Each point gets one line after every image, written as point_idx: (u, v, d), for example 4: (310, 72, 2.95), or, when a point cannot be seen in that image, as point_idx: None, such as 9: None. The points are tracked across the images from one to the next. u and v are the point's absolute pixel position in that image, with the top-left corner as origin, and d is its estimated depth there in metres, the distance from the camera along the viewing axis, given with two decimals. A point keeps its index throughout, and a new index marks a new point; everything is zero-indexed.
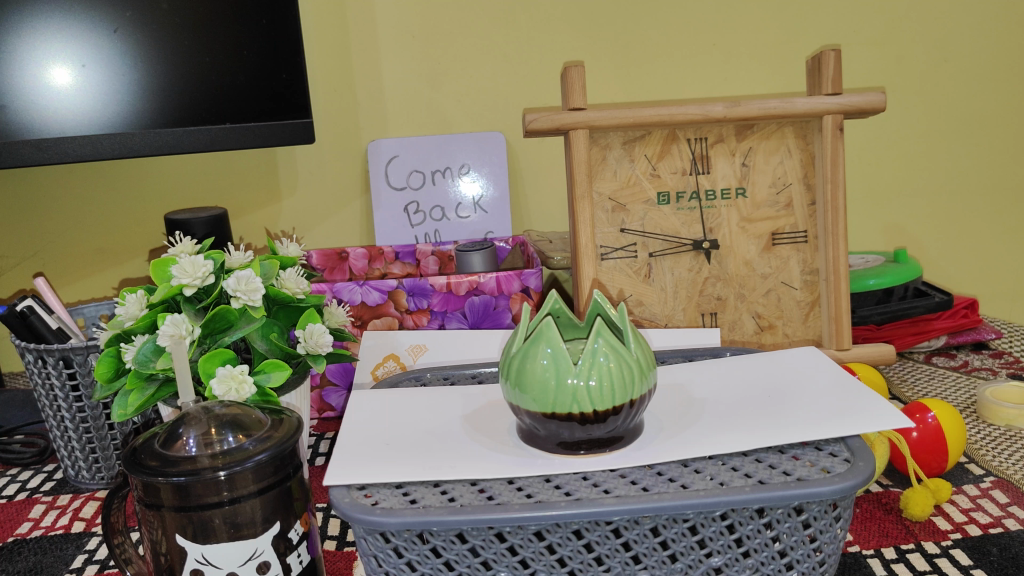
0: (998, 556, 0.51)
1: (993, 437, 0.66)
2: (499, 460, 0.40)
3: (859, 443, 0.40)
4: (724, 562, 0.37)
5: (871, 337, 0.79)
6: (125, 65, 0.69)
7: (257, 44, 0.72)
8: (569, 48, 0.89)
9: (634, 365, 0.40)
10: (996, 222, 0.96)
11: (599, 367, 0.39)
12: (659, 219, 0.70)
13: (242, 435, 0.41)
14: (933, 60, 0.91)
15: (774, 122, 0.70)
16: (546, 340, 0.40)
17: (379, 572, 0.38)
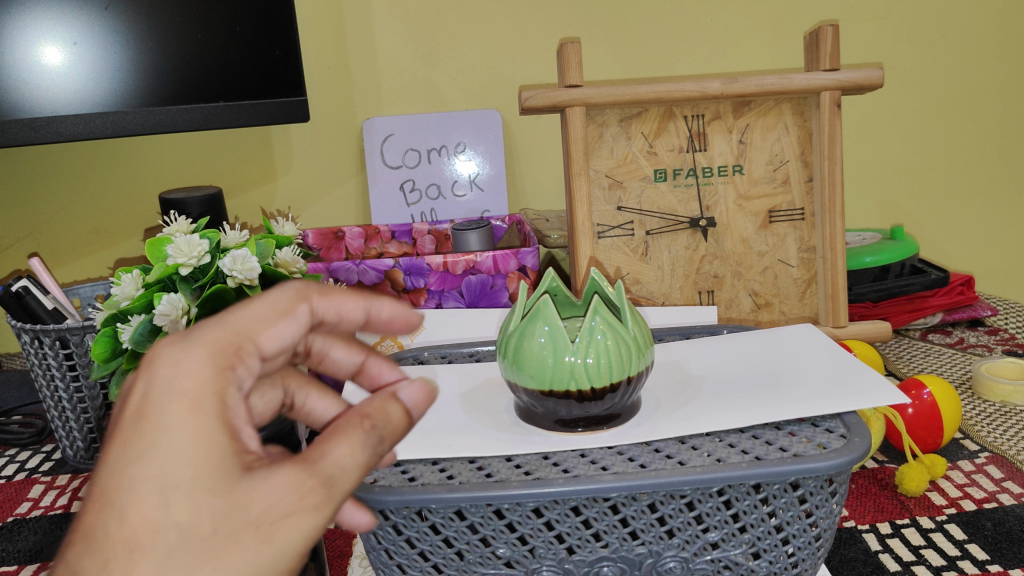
0: (992, 531, 0.52)
1: (988, 413, 0.66)
2: (497, 440, 0.40)
3: (855, 419, 0.40)
4: (721, 537, 0.37)
5: (867, 315, 0.79)
6: (117, 43, 0.68)
7: (250, 21, 0.72)
8: (564, 24, 0.88)
9: (631, 343, 0.40)
10: (993, 200, 0.96)
11: (596, 345, 0.39)
12: (655, 197, 0.70)
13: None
14: (931, 35, 0.90)
15: (772, 99, 0.70)
16: (544, 318, 0.40)
17: (378, 549, 0.38)
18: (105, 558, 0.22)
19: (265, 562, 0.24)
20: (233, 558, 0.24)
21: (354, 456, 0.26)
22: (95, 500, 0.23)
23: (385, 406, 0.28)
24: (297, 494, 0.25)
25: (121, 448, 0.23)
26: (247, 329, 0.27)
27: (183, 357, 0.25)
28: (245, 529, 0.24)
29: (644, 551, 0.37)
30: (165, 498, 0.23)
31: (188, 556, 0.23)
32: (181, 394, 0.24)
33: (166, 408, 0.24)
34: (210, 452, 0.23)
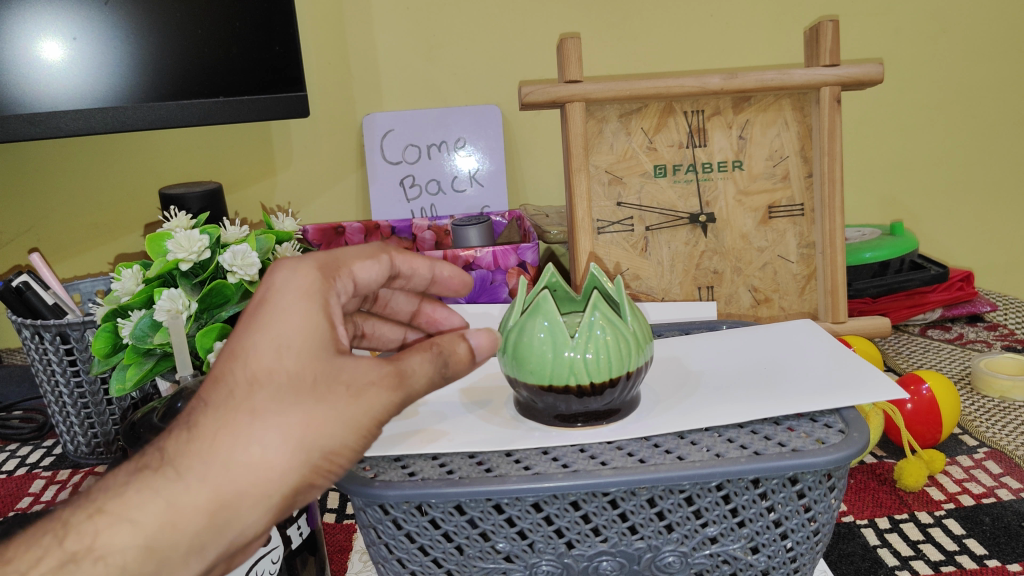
0: (990, 526, 0.52)
1: (987, 408, 0.66)
2: (497, 436, 0.40)
3: (853, 414, 0.40)
4: (720, 531, 0.38)
5: (867, 310, 0.79)
6: (117, 38, 0.68)
7: (250, 17, 0.71)
8: (565, 19, 0.88)
9: (629, 338, 0.40)
10: (993, 195, 0.96)
11: (596, 340, 0.39)
12: (655, 192, 0.70)
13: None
14: (932, 30, 0.90)
15: (772, 94, 0.70)
16: (543, 314, 0.40)
17: (377, 543, 0.38)
18: (231, 387, 0.30)
19: (350, 420, 0.31)
20: (326, 410, 0.30)
21: (425, 368, 0.34)
22: (226, 351, 0.31)
23: (456, 343, 0.35)
24: (379, 376, 0.32)
25: (248, 321, 0.31)
26: (346, 256, 0.36)
27: (303, 263, 0.33)
28: (337, 388, 0.31)
29: (644, 545, 0.37)
30: (279, 355, 0.30)
31: (294, 396, 0.30)
32: (297, 284, 0.32)
33: (285, 292, 0.31)
34: (315, 326, 0.31)
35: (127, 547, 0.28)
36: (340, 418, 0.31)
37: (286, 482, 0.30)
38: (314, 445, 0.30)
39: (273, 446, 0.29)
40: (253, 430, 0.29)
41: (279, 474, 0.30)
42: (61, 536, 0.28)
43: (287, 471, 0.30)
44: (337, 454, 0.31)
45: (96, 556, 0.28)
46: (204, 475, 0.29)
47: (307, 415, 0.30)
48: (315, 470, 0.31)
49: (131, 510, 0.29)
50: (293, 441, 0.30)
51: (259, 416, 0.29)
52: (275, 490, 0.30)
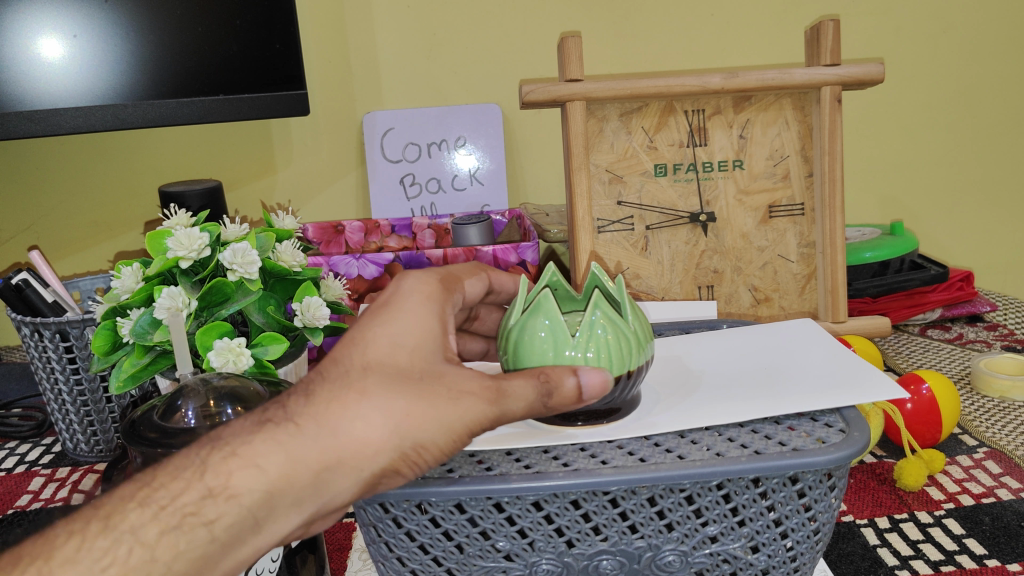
0: (990, 525, 0.52)
1: (987, 409, 0.66)
2: (501, 435, 0.40)
3: (854, 414, 0.40)
4: (720, 531, 0.38)
5: (867, 310, 0.79)
6: (116, 35, 0.68)
7: (250, 14, 0.71)
8: (566, 18, 0.88)
9: (631, 337, 0.40)
10: (992, 196, 0.96)
11: (596, 338, 0.39)
12: (656, 191, 0.70)
13: (239, 407, 0.41)
14: (933, 30, 0.90)
15: (773, 93, 0.70)
16: (545, 313, 0.40)
17: (378, 541, 0.38)
18: (345, 368, 0.34)
19: (443, 420, 0.33)
20: (425, 406, 0.33)
21: (524, 392, 0.36)
22: (346, 339, 0.35)
23: (563, 376, 0.37)
24: (479, 386, 0.35)
25: (373, 316, 0.36)
26: (459, 275, 0.43)
27: (426, 276, 0.39)
28: (439, 387, 0.34)
29: (644, 544, 0.37)
30: (395, 350, 0.34)
31: (399, 385, 0.33)
32: (418, 292, 0.37)
33: (407, 299, 0.37)
34: (428, 329, 0.35)
35: (255, 486, 0.31)
36: (436, 417, 0.33)
37: (378, 461, 0.32)
38: (407, 434, 0.33)
39: (378, 424, 0.32)
40: (362, 406, 0.32)
41: (373, 452, 0.32)
42: (201, 471, 0.31)
43: (382, 450, 0.32)
44: (426, 449, 0.33)
45: (229, 493, 0.31)
46: (325, 439, 0.32)
47: (408, 407, 0.33)
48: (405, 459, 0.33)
49: (257, 456, 0.31)
50: (392, 424, 0.33)
51: (367, 395, 0.33)
52: (369, 468, 0.32)
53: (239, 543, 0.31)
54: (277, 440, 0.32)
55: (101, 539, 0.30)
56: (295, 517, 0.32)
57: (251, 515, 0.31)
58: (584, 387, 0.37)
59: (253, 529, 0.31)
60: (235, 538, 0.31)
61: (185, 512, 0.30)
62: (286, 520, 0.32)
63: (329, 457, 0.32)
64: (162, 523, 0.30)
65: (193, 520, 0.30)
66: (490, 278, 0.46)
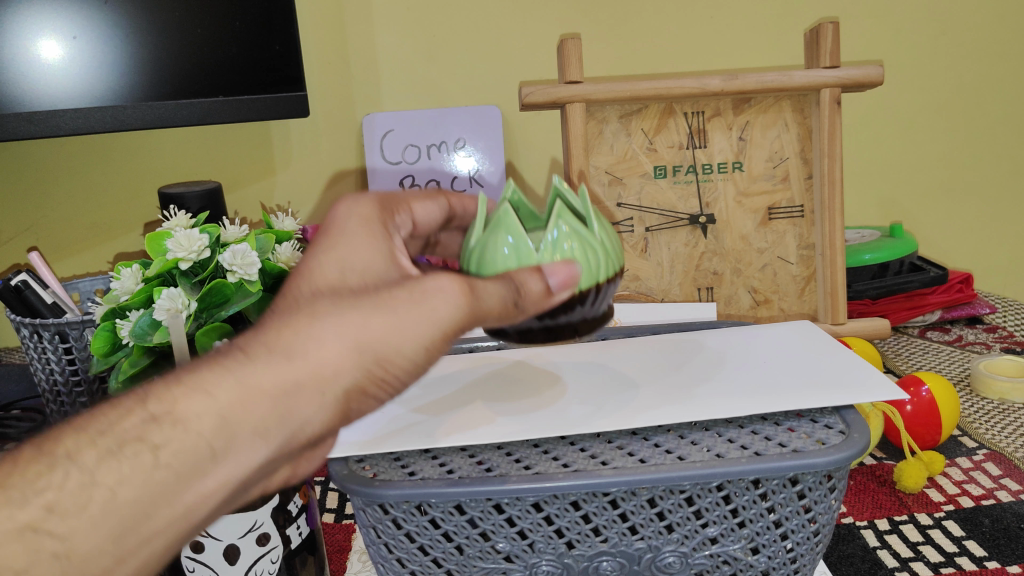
0: (990, 528, 0.52)
1: (986, 411, 0.66)
2: (491, 422, 0.40)
3: (854, 416, 0.39)
4: (720, 532, 0.37)
5: (866, 312, 0.80)
6: (116, 38, 0.68)
7: (249, 15, 0.71)
8: (566, 21, 0.88)
9: (597, 249, 0.39)
10: (991, 199, 0.97)
11: (562, 253, 0.38)
12: (655, 193, 0.71)
13: None
14: (931, 33, 0.90)
15: (772, 95, 0.70)
16: (506, 230, 0.39)
17: (378, 543, 0.38)
18: (294, 298, 0.35)
19: (408, 327, 0.33)
20: (383, 314, 0.33)
21: (497, 291, 0.35)
22: (296, 273, 0.36)
23: (530, 278, 0.36)
24: (436, 288, 0.35)
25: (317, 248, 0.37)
26: (404, 201, 0.45)
27: (361, 203, 0.40)
28: (395, 294, 0.34)
29: (644, 545, 0.37)
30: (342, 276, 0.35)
31: (350, 301, 0.33)
32: (356, 221, 0.39)
33: (347, 227, 0.38)
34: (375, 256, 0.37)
35: (204, 411, 0.30)
36: (398, 322, 0.33)
37: (340, 378, 0.32)
38: (366, 347, 0.33)
39: (334, 340, 0.32)
40: (313, 325, 0.32)
41: (333, 370, 0.32)
42: (144, 400, 0.30)
43: (345, 366, 0.32)
44: (389, 360, 0.33)
45: (174, 417, 0.30)
46: (280, 362, 0.31)
47: (363, 318, 0.33)
48: (371, 376, 0.33)
49: (207, 383, 0.30)
50: (349, 339, 0.33)
51: (318, 316, 0.33)
52: (333, 388, 0.32)
53: (199, 475, 0.30)
54: (228, 368, 0.31)
55: (40, 468, 0.29)
56: (261, 450, 0.31)
57: (204, 443, 0.30)
58: (553, 286, 0.36)
59: (212, 460, 0.30)
60: (189, 471, 0.29)
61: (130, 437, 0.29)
62: (251, 452, 0.31)
63: (289, 380, 0.31)
64: (102, 449, 0.29)
65: (137, 445, 0.29)
66: (450, 204, 0.49)
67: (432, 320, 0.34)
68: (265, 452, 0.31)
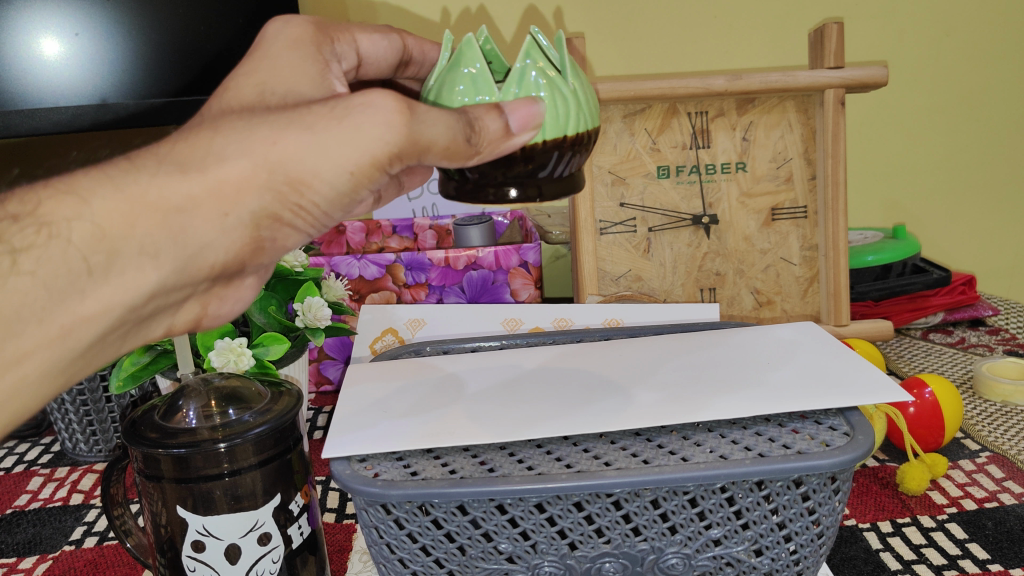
0: (993, 530, 0.52)
1: (989, 413, 0.66)
2: (493, 420, 0.40)
3: (859, 418, 0.39)
4: (724, 534, 0.37)
5: (869, 314, 0.80)
6: (118, 35, 0.67)
7: (250, 12, 0.70)
8: (569, 20, 0.88)
9: (568, 95, 0.35)
10: (994, 201, 0.96)
11: (525, 90, 0.34)
12: (658, 193, 0.71)
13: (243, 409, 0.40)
14: (935, 34, 0.90)
15: (775, 95, 0.70)
16: (468, 62, 0.35)
17: (379, 543, 0.38)
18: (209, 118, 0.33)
19: (329, 146, 0.31)
20: (299, 130, 0.31)
21: (440, 124, 0.32)
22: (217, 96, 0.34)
23: (486, 116, 0.32)
24: (365, 110, 0.31)
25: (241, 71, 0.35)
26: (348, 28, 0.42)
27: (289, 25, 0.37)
28: (315, 111, 0.31)
29: (647, 547, 0.37)
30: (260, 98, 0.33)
31: (262, 116, 0.31)
32: (284, 42, 0.36)
33: (273, 50, 0.36)
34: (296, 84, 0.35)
35: (76, 219, 0.29)
36: (316, 142, 0.31)
37: (247, 201, 0.31)
38: (277, 166, 0.31)
39: (237, 155, 0.30)
40: (216, 141, 0.30)
41: (238, 189, 0.31)
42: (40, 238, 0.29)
43: (251, 184, 0.31)
44: (303, 183, 0.32)
45: (41, 222, 0.29)
46: (175, 176, 0.30)
47: (275, 133, 0.31)
48: (286, 200, 0.32)
49: (93, 196, 0.29)
50: (257, 155, 0.30)
51: (223, 131, 0.31)
52: (238, 209, 0.31)
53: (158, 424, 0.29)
54: (110, 176, 0.30)
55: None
56: (151, 272, 0.30)
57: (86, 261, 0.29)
58: (513, 125, 0.33)
59: (91, 278, 0.29)
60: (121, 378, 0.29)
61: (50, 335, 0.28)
62: (140, 274, 0.30)
63: (183, 196, 0.30)
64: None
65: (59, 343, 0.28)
66: (404, 43, 0.46)
67: (358, 140, 0.31)
68: (157, 276, 0.30)
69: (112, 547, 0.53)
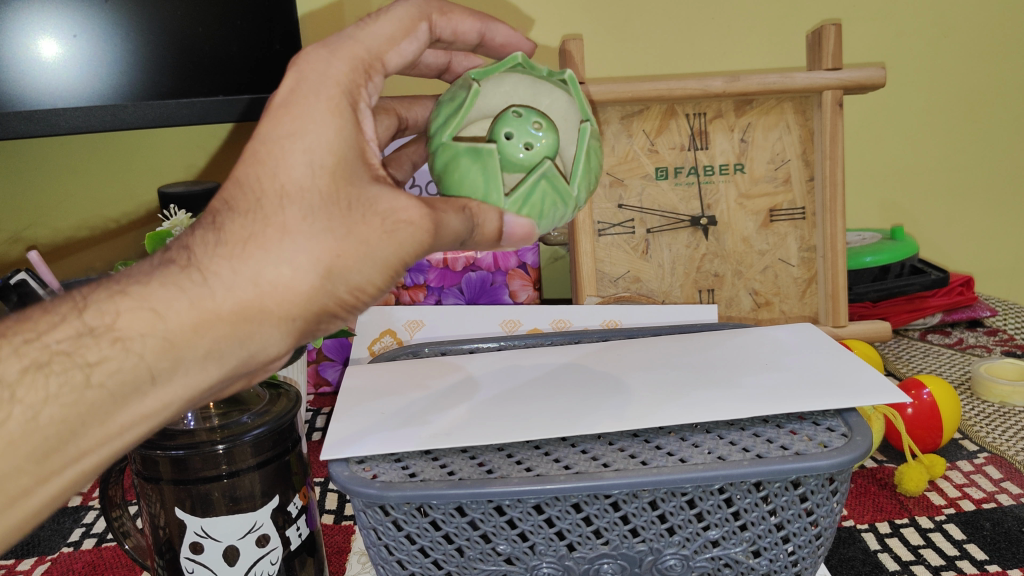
0: (991, 531, 0.52)
1: (987, 414, 0.66)
2: (490, 421, 0.40)
3: (857, 419, 0.39)
4: (722, 535, 0.37)
5: (867, 315, 0.81)
6: (117, 35, 0.66)
7: (249, 14, 0.70)
8: (568, 21, 0.88)
9: (567, 197, 0.37)
10: (991, 201, 0.96)
11: (529, 199, 0.36)
12: (657, 194, 0.71)
13: (260, 414, 0.40)
14: (933, 35, 0.90)
15: (774, 97, 0.70)
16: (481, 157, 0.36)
17: (378, 546, 0.38)
18: (259, 197, 0.31)
19: (381, 253, 0.32)
20: (359, 241, 0.32)
21: (457, 227, 0.34)
22: (251, 156, 0.32)
23: (487, 214, 0.35)
24: (414, 221, 0.33)
25: (278, 124, 0.32)
26: (375, 36, 0.36)
27: (330, 59, 0.34)
28: (372, 220, 0.32)
29: (644, 548, 0.37)
30: (311, 167, 0.31)
31: (324, 219, 0.31)
32: (330, 77, 0.33)
33: (314, 96, 0.33)
34: (350, 145, 0.32)
35: (148, 333, 0.29)
36: (372, 252, 0.32)
37: (309, 306, 0.32)
38: (338, 276, 0.32)
39: (304, 266, 0.31)
40: (283, 246, 0.31)
41: (304, 297, 0.32)
42: (81, 309, 0.30)
43: (314, 293, 0.32)
44: (362, 289, 0.33)
45: (114, 334, 0.29)
46: (240, 282, 0.30)
47: (337, 245, 0.31)
48: (341, 300, 0.33)
49: (153, 299, 0.30)
50: (320, 266, 0.31)
51: (289, 234, 0.31)
52: (301, 315, 0.32)
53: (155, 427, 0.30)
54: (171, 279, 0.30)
55: None
56: (212, 371, 0.31)
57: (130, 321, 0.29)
58: (507, 227, 0.36)
59: (153, 382, 0.30)
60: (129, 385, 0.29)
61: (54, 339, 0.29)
62: (202, 373, 0.31)
63: (251, 303, 0.31)
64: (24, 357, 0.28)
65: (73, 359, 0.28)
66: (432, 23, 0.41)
67: (406, 248, 0.33)
68: (218, 374, 0.32)
69: (110, 550, 0.53)
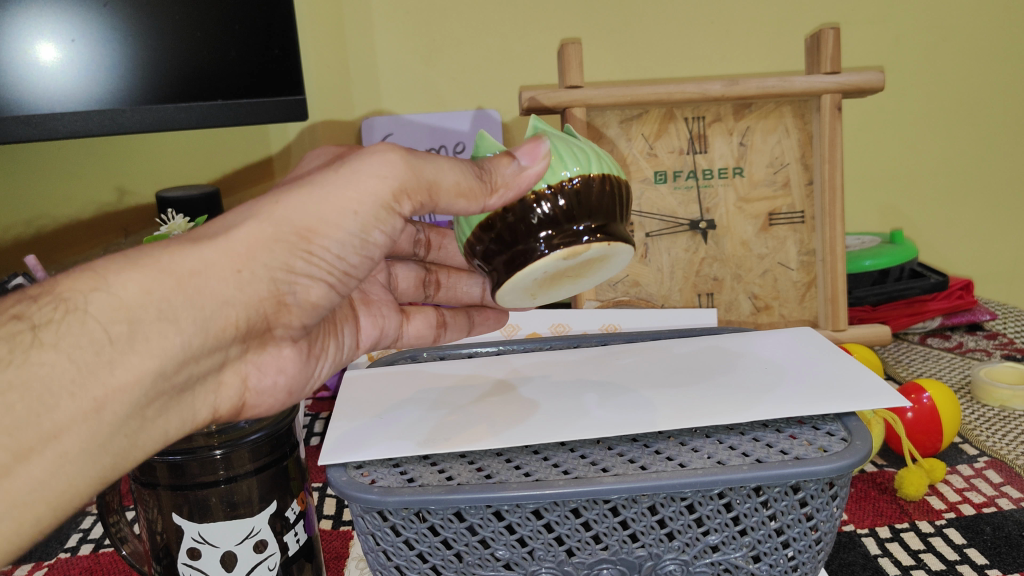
0: (991, 535, 0.52)
1: (988, 418, 0.66)
2: (487, 426, 0.40)
3: (857, 423, 0.39)
4: (721, 540, 0.37)
5: (867, 318, 0.80)
6: (114, 39, 0.63)
7: (249, 19, 0.67)
8: (567, 25, 0.89)
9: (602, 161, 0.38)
10: (991, 205, 0.96)
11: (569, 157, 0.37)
12: (655, 199, 0.71)
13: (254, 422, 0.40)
14: (931, 39, 0.90)
15: (772, 101, 0.70)
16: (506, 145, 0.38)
17: (376, 551, 0.38)
18: None
19: (330, 194, 0.36)
20: (307, 191, 0.35)
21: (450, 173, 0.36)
22: None
23: (497, 162, 0.36)
24: (366, 171, 0.36)
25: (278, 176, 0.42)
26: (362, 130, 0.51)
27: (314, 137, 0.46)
28: (323, 178, 0.36)
29: (644, 554, 0.37)
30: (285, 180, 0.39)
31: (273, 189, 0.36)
32: None
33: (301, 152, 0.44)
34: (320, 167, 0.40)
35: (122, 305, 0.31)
36: (322, 198, 0.35)
37: (262, 253, 0.35)
38: (285, 222, 0.35)
39: (250, 222, 0.35)
40: (235, 215, 0.36)
41: (253, 245, 0.35)
42: None
43: (266, 240, 0.35)
44: (316, 232, 0.35)
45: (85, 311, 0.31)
46: (192, 245, 0.34)
47: (283, 199, 0.35)
48: (304, 250, 0.36)
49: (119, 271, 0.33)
50: (266, 217, 0.35)
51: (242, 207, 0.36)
52: (251, 266, 0.35)
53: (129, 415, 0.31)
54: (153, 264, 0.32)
55: None
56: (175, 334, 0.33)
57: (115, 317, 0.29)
58: (522, 163, 0.35)
59: (113, 346, 0.32)
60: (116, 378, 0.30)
61: (11, 316, 0.32)
62: (163, 339, 0.33)
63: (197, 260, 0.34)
64: None
65: None
66: None
67: (361, 189, 0.36)
68: (180, 340, 0.33)
69: (107, 556, 0.53)
